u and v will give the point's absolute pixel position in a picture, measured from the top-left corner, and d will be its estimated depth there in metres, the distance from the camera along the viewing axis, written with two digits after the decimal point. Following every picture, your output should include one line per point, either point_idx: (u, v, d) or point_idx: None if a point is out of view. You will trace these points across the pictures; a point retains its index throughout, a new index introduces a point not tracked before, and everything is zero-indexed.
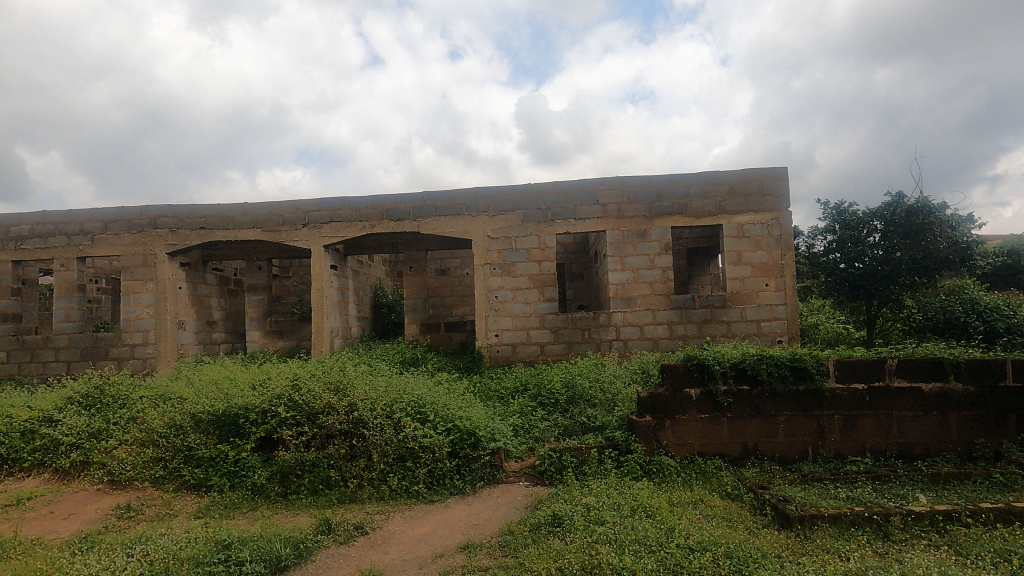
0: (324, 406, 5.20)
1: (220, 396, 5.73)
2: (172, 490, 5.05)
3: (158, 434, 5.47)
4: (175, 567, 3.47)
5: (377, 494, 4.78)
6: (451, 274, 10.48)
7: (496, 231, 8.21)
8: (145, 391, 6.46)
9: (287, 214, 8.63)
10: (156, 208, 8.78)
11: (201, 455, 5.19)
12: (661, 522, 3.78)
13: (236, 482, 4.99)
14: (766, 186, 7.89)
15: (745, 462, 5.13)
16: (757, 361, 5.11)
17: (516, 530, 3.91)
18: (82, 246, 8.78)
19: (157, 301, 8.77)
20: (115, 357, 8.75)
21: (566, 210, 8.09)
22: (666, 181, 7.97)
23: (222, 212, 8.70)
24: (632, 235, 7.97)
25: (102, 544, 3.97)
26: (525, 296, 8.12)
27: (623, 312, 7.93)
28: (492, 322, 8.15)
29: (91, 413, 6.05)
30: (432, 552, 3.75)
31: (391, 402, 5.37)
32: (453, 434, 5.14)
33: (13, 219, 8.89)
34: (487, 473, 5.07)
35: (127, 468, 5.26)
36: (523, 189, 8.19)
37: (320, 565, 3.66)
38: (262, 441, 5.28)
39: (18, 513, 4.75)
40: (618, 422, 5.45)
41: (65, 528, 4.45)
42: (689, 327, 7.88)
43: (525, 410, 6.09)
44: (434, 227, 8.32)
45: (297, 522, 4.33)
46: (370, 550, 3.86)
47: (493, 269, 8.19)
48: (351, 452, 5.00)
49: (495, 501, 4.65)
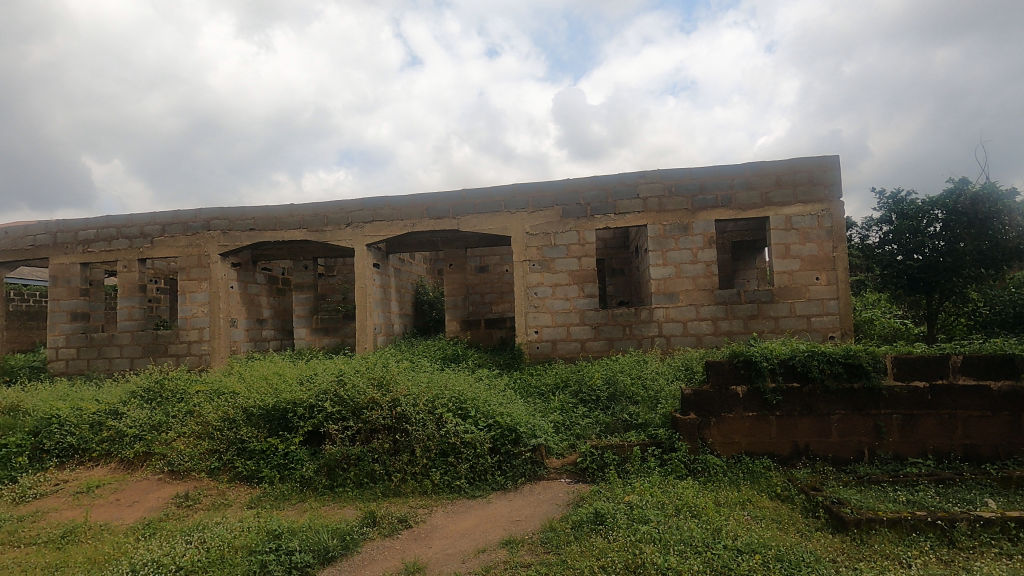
0: (368, 401, 5.33)
1: (270, 390, 5.95)
2: (227, 481, 5.27)
3: (213, 426, 5.72)
4: (230, 555, 3.62)
5: (420, 488, 4.85)
6: (491, 271, 10.51)
7: (535, 228, 8.18)
8: (201, 386, 6.78)
9: (331, 214, 8.85)
10: (208, 210, 9.16)
11: (253, 447, 5.40)
12: (707, 522, 3.69)
13: (286, 473, 5.16)
14: (816, 175, 7.58)
15: (797, 462, 4.94)
16: (808, 358, 4.93)
17: (558, 526, 3.89)
18: (143, 249, 9.25)
19: (211, 300, 9.16)
20: (173, 353, 9.20)
21: (606, 205, 7.99)
22: (710, 173, 7.75)
23: (270, 213, 8.99)
24: (674, 229, 7.80)
25: (163, 531, 4.17)
26: (565, 292, 8.08)
27: (665, 308, 7.78)
28: (532, 319, 8.13)
29: (153, 406, 6.41)
30: (474, 547, 3.77)
31: (432, 397, 5.44)
32: (494, 430, 5.17)
33: (81, 223, 9.46)
34: (528, 469, 5.06)
35: (185, 459, 5.52)
36: (562, 185, 8.13)
37: (366, 556, 3.74)
38: (310, 435, 5.45)
39: (88, 500, 5.06)
40: (661, 420, 5.35)
41: (130, 515, 4.71)
42: (734, 323, 7.66)
43: (566, 407, 6.05)
44: (474, 224, 8.36)
45: (343, 515, 4.44)
46: (414, 543, 3.91)
47: (532, 265, 8.17)
48: (395, 447, 5.10)
49: (537, 498, 4.64)
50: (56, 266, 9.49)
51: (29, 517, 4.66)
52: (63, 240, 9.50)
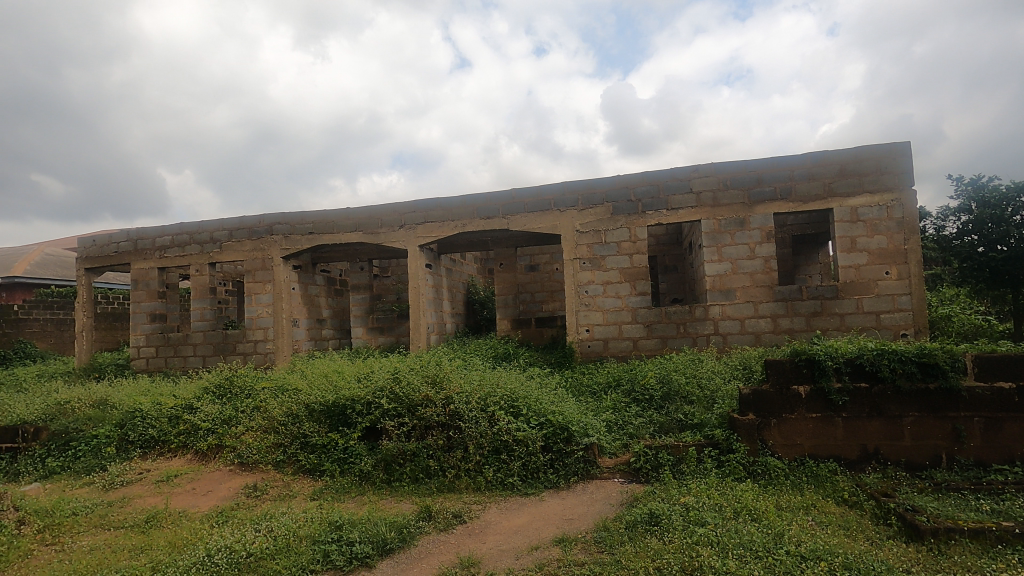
0: (423, 398, 5.46)
1: (330, 388, 6.21)
2: (291, 473, 5.53)
3: (279, 421, 6.03)
4: (296, 543, 3.80)
5: (474, 484, 4.92)
6: (541, 270, 10.52)
7: (585, 225, 8.13)
8: (267, 383, 7.14)
9: (385, 216, 9.10)
10: (271, 216, 9.62)
11: (315, 442, 5.64)
12: (768, 526, 3.57)
13: (346, 467, 5.36)
14: (884, 163, 7.15)
15: (866, 467, 4.70)
16: (876, 356, 4.67)
17: (611, 526, 3.86)
18: (212, 253, 9.82)
19: (275, 300, 9.61)
20: (241, 352, 9.72)
21: (658, 200, 7.83)
22: (767, 165, 7.47)
23: (328, 217, 9.34)
24: (730, 224, 7.56)
25: (234, 519, 4.43)
26: (616, 290, 7.98)
27: (721, 305, 7.56)
28: (583, 317, 8.08)
29: (224, 401, 6.81)
30: (528, 544, 3.80)
31: (485, 395, 5.52)
32: (546, 428, 5.19)
33: (158, 230, 10.14)
34: (581, 468, 5.04)
35: (253, 452, 5.82)
36: (612, 182, 8.03)
37: (422, 549, 3.83)
38: (367, 430, 5.64)
39: (168, 488, 5.43)
40: (717, 420, 5.21)
41: (205, 503, 5.03)
42: (795, 321, 7.34)
43: (618, 406, 5.98)
44: (523, 223, 8.40)
45: (400, 508, 4.57)
46: (468, 538, 3.98)
47: (582, 263, 8.12)
48: (449, 443, 5.21)
49: (590, 497, 4.62)
50: (137, 270, 10.21)
51: (117, 502, 5.06)
52: (143, 246, 10.21)
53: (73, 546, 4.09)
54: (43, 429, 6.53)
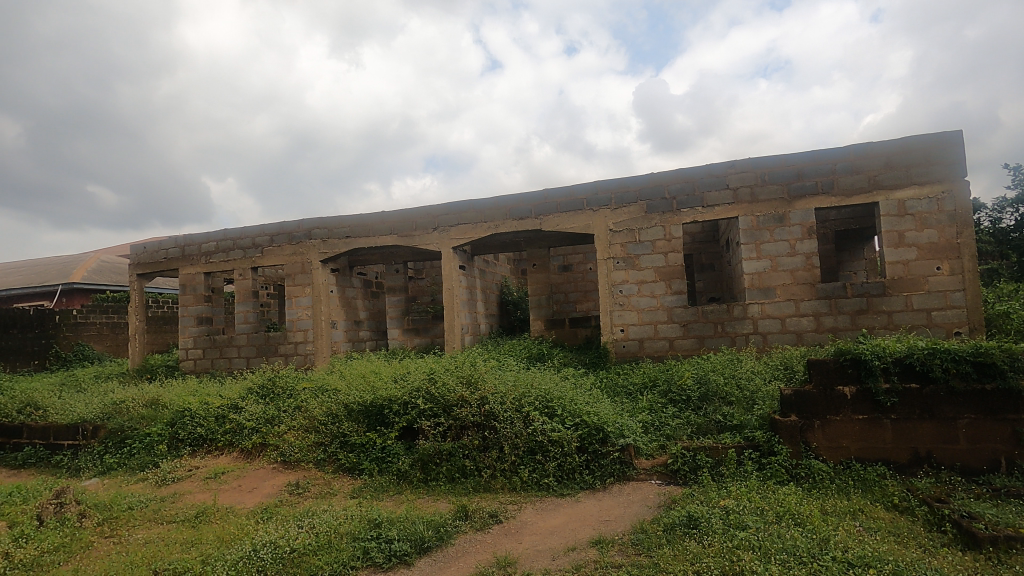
0: (458, 398, 5.52)
1: (368, 388, 6.34)
2: (332, 471, 5.67)
3: (319, 421, 6.19)
4: (337, 540, 3.89)
5: (510, 484, 4.94)
6: (574, 270, 10.48)
7: (619, 224, 8.05)
8: (307, 384, 7.34)
9: (419, 219, 9.22)
10: (310, 221, 9.88)
11: (354, 441, 5.77)
12: (812, 531, 3.46)
13: (383, 466, 5.46)
14: (934, 154, 6.84)
15: (917, 471, 4.50)
16: (927, 356, 4.49)
17: (649, 528, 3.81)
18: (254, 258, 10.15)
19: (314, 303, 9.86)
20: (282, 353, 10.01)
21: (693, 198, 7.69)
22: (807, 158, 7.24)
23: (364, 221, 9.54)
24: (768, 220, 7.37)
25: (278, 515, 4.57)
26: (651, 289, 7.87)
27: (760, 304, 7.37)
28: (617, 317, 8.00)
29: (267, 401, 7.04)
30: (565, 545, 3.79)
31: (519, 395, 5.54)
32: (581, 429, 5.16)
33: (203, 236, 10.55)
34: (617, 469, 5.00)
35: (296, 451, 6.00)
36: (645, 180, 7.93)
37: (458, 548, 3.87)
38: (404, 430, 5.74)
39: (216, 485, 5.65)
40: (758, 421, 5.08)
41: (251, 500, 5.21)
42: (840, 319, 7.10)
43: (655, 407, 5.90)
44: (556, 223, 8.38)
45: (437, 508, 4.62)
46: (504, 538, 4.00)
47: (616, 262, 8.05)
48: (484, 443, 5.24)
49: (626, 499, 4.58)
50: (185, 275, 10.65)
51: (169, 498, 5.29)
52: (190, 252, 10.64)
53: (129, 539, 4.30)
54: (101, 427, 6.88)
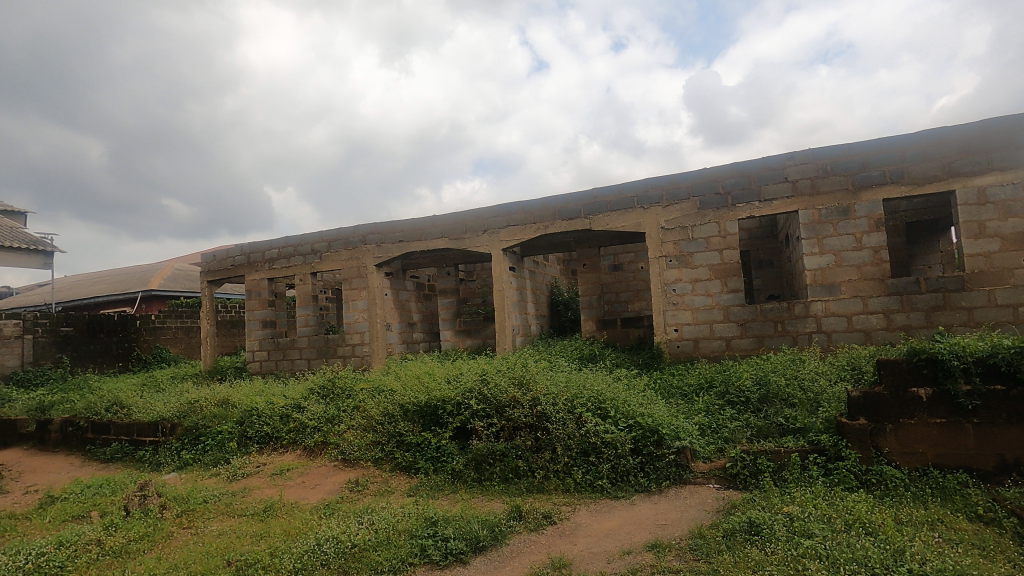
0: (510, 399, 5.56)
1: (422, 389, 6.48)
2: (389, 470, 5.83)
3: (377, 421, 6.39)
4: (395, 537, 4.00)
5: (563, 485, 4.92)
6: (625, 269, 10.34)
7: (670, 222, 7.88)
8: (365, 384, 7.58)
9: (469, 222, 9.35)
10: (364, 226, 10.20)
11: (410, 440, 5.92)
12: (885, 541, 3.28)
13: (438, 466, 5.57)
14: (1017, 136, 6.33)
15: (1004, 480, 4.17)
16: (1014, 355, 4.16)
17: (707, 534, 3.71)
18: (314, 263, 10.58)
19: (369, 306, 10.17)
20: (341, 355, 10.38)
21: (748, 192, 7.43)
22: (873, 147, 6.85)
23: (415, 225, 9.76)
24: (831, 213, 7.02)
25: (339, 511, 4.75)
26: (706, 288, 7.66)
27: (824, 301, 7.04)
28: (671, 316, 7.83)
29: (327, 401, 7.33)
30: (620, 548, 3.75)
31: (571, 397, 5.52)
32: (635, 431, 5.09)
33: (266, 244, 11.09)
34: (673, 472, 4.89)
35: (355, 449, 6.21)
36: (698, 175, 7.73)
37: (513, 549, 3.90)
38: (458, 430, 5.83)
39: (282, 481, 5.93)
40: (822, 425, 4.85)
41: (314, 496, 5.44)
42: (913, 316, 6.68)
43: (712, 409, 5.74)
44: (606, 222, 8.29)
45: (491, 507, 4.67)
46: (559, 539, 4.00)
47: (669, 261, 7.88)
48: (537, 444, 5.25)
49: (683, 503, 4.47)
50: (250, 281, 11.23)
51: (240, 492, 5.59)
52: (254, 259, 11.20)
53: (204, 530, 4.57)
54: (178, 424, 7.35)
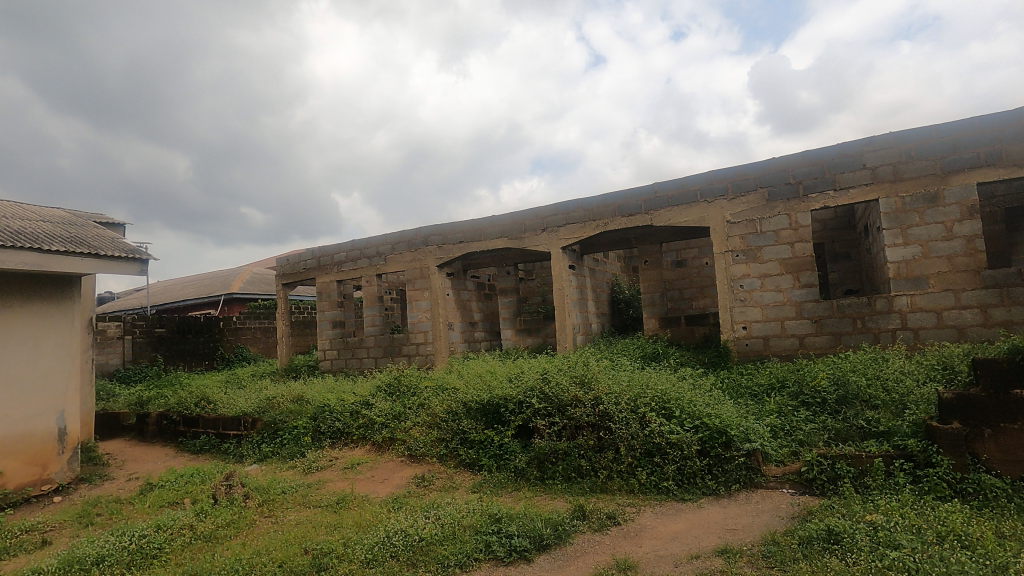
0: (572, 398, 5.54)
1: (485, 387, 6.57)
2: (453, 466, 5.95)
3: (441, 418, 6.54)
4: (461, 532, 4.09)
5: (627, 486, 4.85)
6: (689, 265, 10.04)
7: (737, 215, 7.58)
8: (429, 382, 7.77)
9: (528, 221, 9.38)
10: (426, 228, 10.46)
11: (473, 438, 6.03)
12: (984, 556, 3.02)
13: (502, 463, 5.63)
14: None
15: None
16: None
17: (782, 541, 3.55)
18: (379, 265, 10.95)
19: (432, 306, 10.41)
20: (406, 353, 10.70)
21: (822, 181, 7.03)
22: (965, 126, 6.30)
23: (475, 225, 9.90)
24: (917, 201, 6.52)
25: (407, 505, 4.90)
26: (776, 283, 7.31)
27: (909, 296, 6.56)
28: (738, 313, 7.54)
29: (394, 399, 7.58)
30: (688, 552, 3.65)
31: (634, 396, 5.43)
32: (702, 432, 4.94)
33: (335, 248, 11.59)
34: (743, 475, 4.72)
35: (421, 446, 6.38)
36: (766, 165, 7.39)
37: (577, 548, 3.88)
38: (520, 429, 5.87)
39: (353, 474, 6.19)
40: (909, 428, 4.53)
41: (383, 489, 5.64)
42: (1014, 311, 6.10)
43: (784, 410, 5.48)
44: (667, 218, 8.08)
45: (554, 506, 4.67)
46: (624, 541, 3.94)
47: (735, 256, 7.58)
48: (600, 444, 5.20)
49: (755, 507, 4.30)
50: (321, 283, 11.77)
51: (315, 484, 5.89)
52: (324, 262, 11.74)
53: (283, 520, 4.85)
54: (258, 419, 7.83)
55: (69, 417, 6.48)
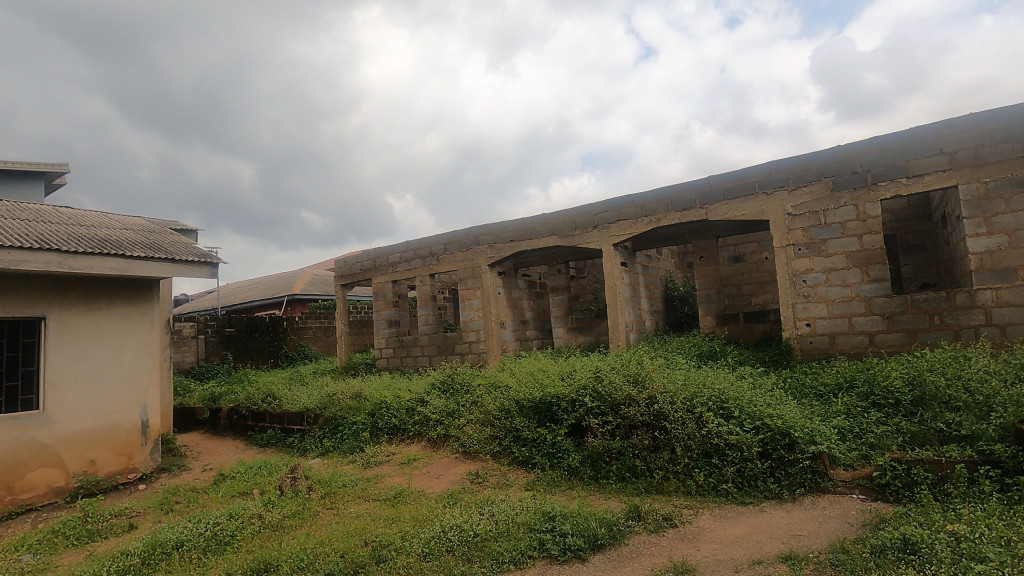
0: (626, 397, 5.46)
1: (537, 385, 6.59)
2: (507, 464, 6.00)
3: (494, 416, 6.60)
4: (515, 529, 4.12)
5: (684, 487, 4.74)
6: (747, 260, 9.68)
7: (799, 207, 7.24)
8: (482, 380, 7.86)
9: (579, 218, 9.31)
10: (477, 228, 10.58)
11: (526, 436, 6.05)
12: None
13: (555, 462, 5.63)
14: None
15: None
16: None
17: (851, 549, 3.37)
18: (432, 266, 11.16)
19: (484, 305, 10.51)
20: (459, 352, 10.87)
21: (893, 169, 6.61)
22: None
23: (526, 224, 9.92)
24: (1003, 186, 6.02)
25: (462, 501, 4.98)
26: (843, 278, 6.94)
27: (994, 290, 6.08)
28: (801, 310, 7.21)
29: (448, 396, 7.72)
30: (749, 557, 3.53)
31: (690, 395, 5.29)
32: (763, 433, 4.76)
33: (389, 249, 11.91)
34: (808, 479, 4.51)
35: (474, 443, 6.46)
36: (830, 154, 7.02)
37: (633, 549, 3.84)
38: (573, 427, 5.85)
39: (410, 469, 6.35)
40: (996, 432, 4.20)
41: (439, 485, 5.76)
42: None
43: (853, 411, 5.20)
44: (724, 211, 7.82)
45: (609, 506, 4.63)
46: (681, 543, 3.86)
47: (797, 250, 7.25)
48: (655, 444, 5.10)
49: (821, 513, 4.10)
50: (377, 284, 12.12)
51: (374, 479, 6.08)
52: (379, 264, 12.09)
53: (344, 512, 5.03)
54: (320, 415, 8.16)
55: (150, 411, 6.97)
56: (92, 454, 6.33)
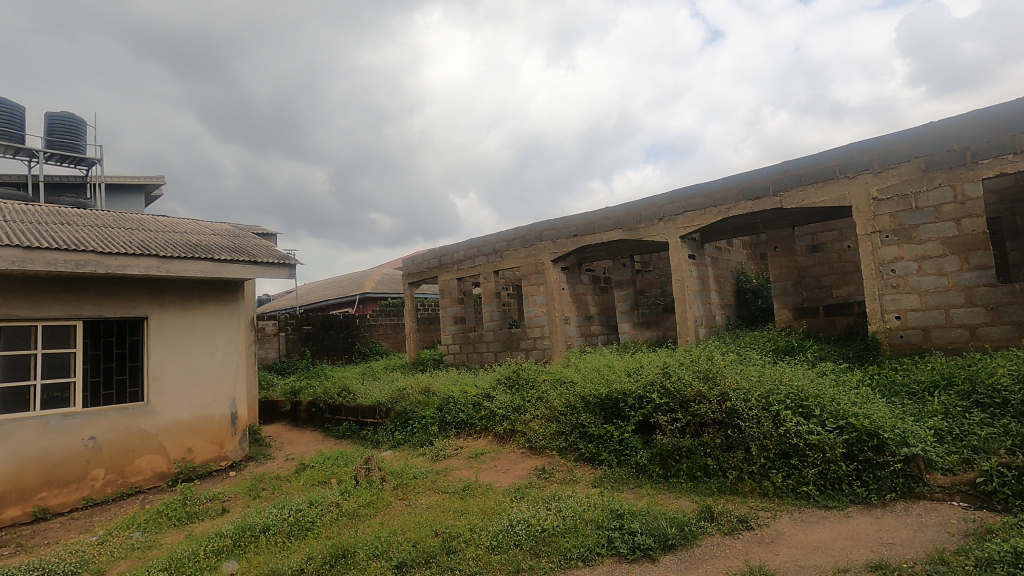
0: (696, 394, 5.29)
1: (603, 381, 6.52)
2: (573, 460, 5.96)
3: (560, 412, 6.58)
4: (582, 525, 4.10)
5: (760, 488, 4.53)
6: (827, 250, 9.11)
7: (885, 191, 6.73)
8: (547, 375, 7.85)
9: (644, 211, 9.09)
10: (540, 224, 10.57)
11: (592, 432, 6.00)
12: None
13: (622, 459, 5.54)
14: None
15: None
16: None
17: (952, 561, 3.10)
18: (496, 263, 11.28)
19: (548, 301, 10.48)
20: (524, 348, 10.92)
21: (997, 144, 5.99)
22: None
23: (589, 218, 9.80)
24: None
25: (529, 496, 5.01)
26: (938, 266, 6.38)
27: None
28: (890, 301, 6.69)
29: (514, 392, 7.78)
30: (834, 565, 3.33)
31: (766, 392, 5.05)
32: (847, 433, 4.46)
33: (455, 247, 12.15)
34: (900, 484, 4.19)
35: (540, 438, 6.48)
36: (921, 131, 6.46)
37: (706, 550, 3.72)
38: (641, 424, 5.74)
39: (477, 463, 6.46)
40: None
41: (506, 479, 5.82)
42: None
43: (953, 412, 4.78)
44: (800, 198, 7.39)
45: (679, 505, 4.50)
46: (758, 547, 3.69)
47: (884, 237, 6.74)
48: (728, 443, 4.91)
49: (917, 521, 3.79)
50: (443, 282, 12.39)
51: (443, 471, 6.24)
52: (445, 262, 12.36)
53: (415, 503, 5.19)
54: (391, 409, 8.47)
55: (238, 403, 7.49)
56: (189, 442, 6.88)
